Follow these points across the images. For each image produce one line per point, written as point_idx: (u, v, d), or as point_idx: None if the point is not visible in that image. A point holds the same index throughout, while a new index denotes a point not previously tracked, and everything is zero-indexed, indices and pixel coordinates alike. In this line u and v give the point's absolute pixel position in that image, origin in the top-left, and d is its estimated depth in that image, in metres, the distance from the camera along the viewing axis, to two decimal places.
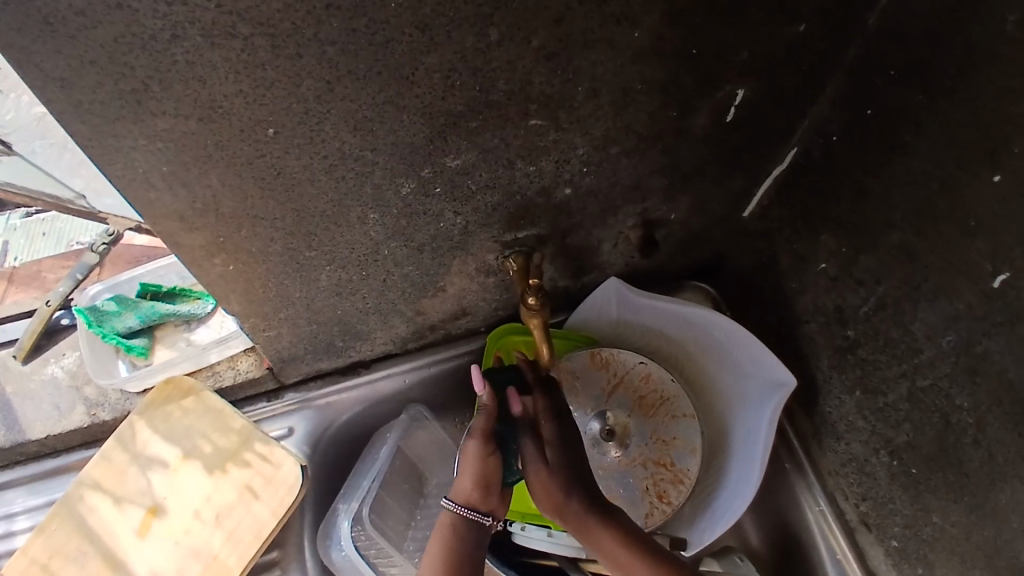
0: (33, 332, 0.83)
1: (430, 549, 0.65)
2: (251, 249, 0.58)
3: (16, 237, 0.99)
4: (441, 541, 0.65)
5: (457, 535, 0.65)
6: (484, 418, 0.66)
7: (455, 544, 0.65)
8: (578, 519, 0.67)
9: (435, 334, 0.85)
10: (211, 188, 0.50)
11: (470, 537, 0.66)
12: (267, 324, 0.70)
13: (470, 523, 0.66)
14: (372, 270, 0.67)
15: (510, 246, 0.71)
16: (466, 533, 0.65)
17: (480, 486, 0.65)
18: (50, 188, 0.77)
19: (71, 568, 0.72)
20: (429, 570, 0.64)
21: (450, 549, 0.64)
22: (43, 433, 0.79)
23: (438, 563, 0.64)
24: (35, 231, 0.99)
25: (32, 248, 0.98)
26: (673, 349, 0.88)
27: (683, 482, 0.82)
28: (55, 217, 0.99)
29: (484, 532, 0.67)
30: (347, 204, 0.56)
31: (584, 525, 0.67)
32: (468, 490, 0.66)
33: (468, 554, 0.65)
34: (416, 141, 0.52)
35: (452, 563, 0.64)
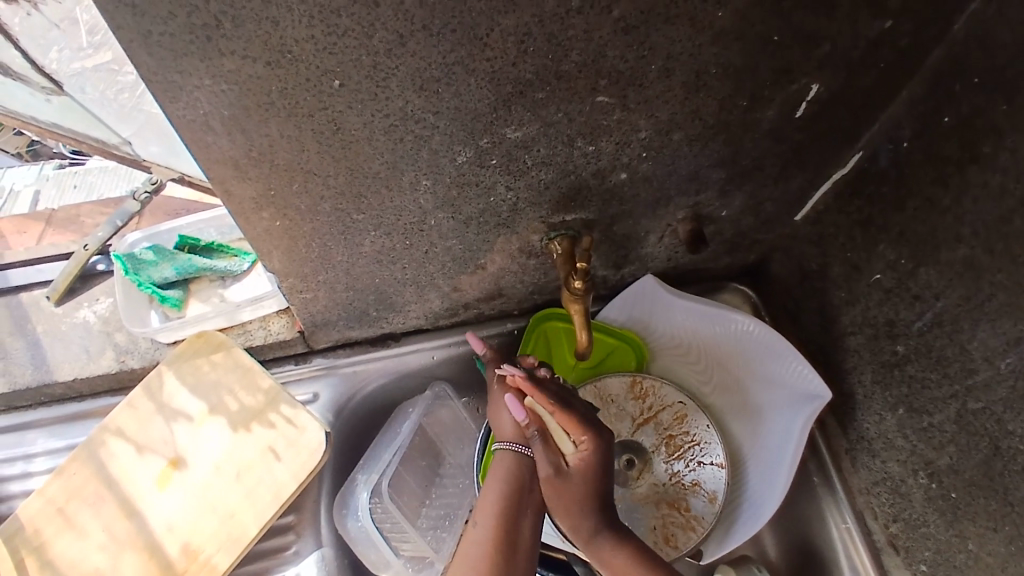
0: (69, 275, 0.83)
1: (488, 485, 0.68)
2: (300, 206, 0.56)
3: (46, 186, 1.04)
4: (495, 477, 0.68)
5: (510, 473, 0.68)
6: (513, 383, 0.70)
7: (508, 483, 0.67)
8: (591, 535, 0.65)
9: (468, 312, 0.84)
10: (269, 137, 0.49)
11: (522, 473, 0.68)
12: (306, 286, 0.69)
13: (517, 454, 0.69)
14: (417, 239, 0.66)
15: (556, 228, 0.70)
16: (518, 471, 0.68)
17: (522, 424, 0.71)
18: (96, 133, 0.76)
19: (88, 511, 0.72)
20: (482, 507, 0.66)
21: (504, 484, 0.67)
22: (70, 376, 0.78)
23: (492, 500, 0.67)
24: (67, 182, 1.04)
25: (63, 198, 1.01)
26: (706, 354, 0.86)
27: (695, 529, 0.78)
28: (87, 171, 1.04)
29: (535, 469, 0.69)
30: (400, 169, 0.55)
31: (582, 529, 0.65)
32: (514, 428, 0.70)
33: (519, 493, 0.67)
34: (480, 108, 0.50)
35: (507, 500, 0.66)
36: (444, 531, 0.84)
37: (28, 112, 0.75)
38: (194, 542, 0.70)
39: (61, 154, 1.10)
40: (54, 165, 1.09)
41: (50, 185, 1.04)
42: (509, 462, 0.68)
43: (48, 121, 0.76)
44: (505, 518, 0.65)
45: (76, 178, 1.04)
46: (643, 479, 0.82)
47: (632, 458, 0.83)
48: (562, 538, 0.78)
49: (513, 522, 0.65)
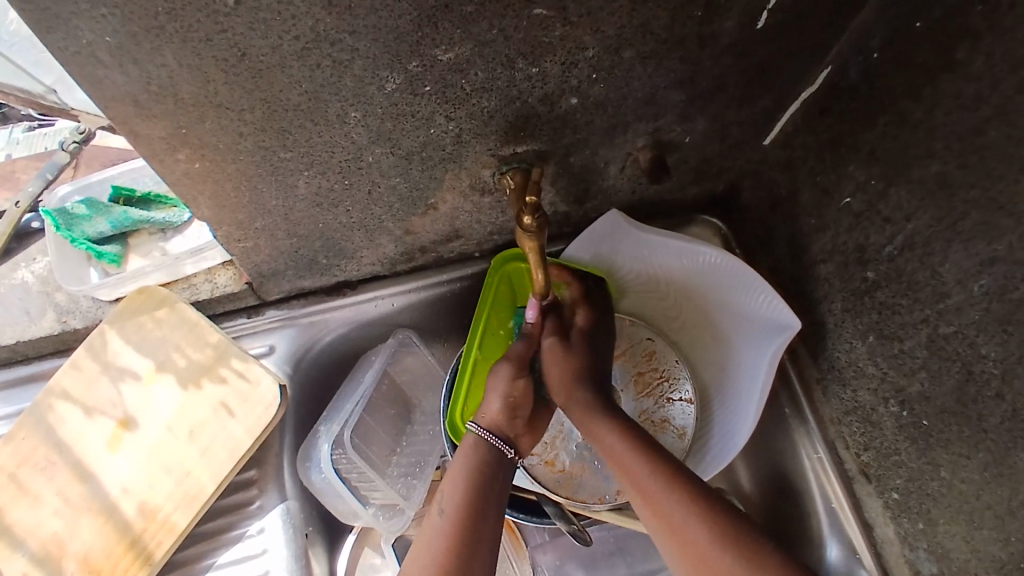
0: (2, 235, 0.77)
1: (450, 472, 0.64)
2: (218, 145, 0.52)
3: (18, 149, 0.90)
4: (459, 465, 0.64)
5: (475, 460, 0.64)
6: (523, 345, 0.72)
7: (475, 471, 0.63)
8: (585, 409, 0.68)
9: (426, 256, 0.80)
10: (166, 68, 0.44)
11: (490, 462, 0.65)
12: (243, 234, 0.65)
13: (492, 448, 0.66)
14: (356, 179, 0.61)
15: (507, 161, 0.66)
16: (489, 453, 0.65)
17: (507, 408, 0.69)
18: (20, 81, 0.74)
19: (40, 477, 0.70)
20: (448, 493, 0.61)
21: (469, 469, 0.63)
22: (13, 339, 0.75)
23: (456, 487, 0.61)
24: (40, 144, 0.91)
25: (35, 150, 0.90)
26: (674, 289, 0.83)
27: None
28: (57, 129, 0.91)
29: (507, 463, 0.66)
30: (324, 99, 0.50)
31: (590, 416, 0.67)
32: (499, 416, 0.68)
33: (484, 482, 0.62)
34: (401, 26, 0.46)
35: (474, 488, 0.61)
36: (416, 479, 0.83)
37: None
38: (151, 503, 0.68)
39: (26, 115, 0.94)
40: (22, 125, 0.93)
41: (22, 150, 0.89)
42: (479, 448, 0.65)
43: None
44: (469, 504, 0.60)
45: (48, 139, 0.90)
46: None
47: None
48: (530, 480, 0.78)
49: (479, 508, 0.60)
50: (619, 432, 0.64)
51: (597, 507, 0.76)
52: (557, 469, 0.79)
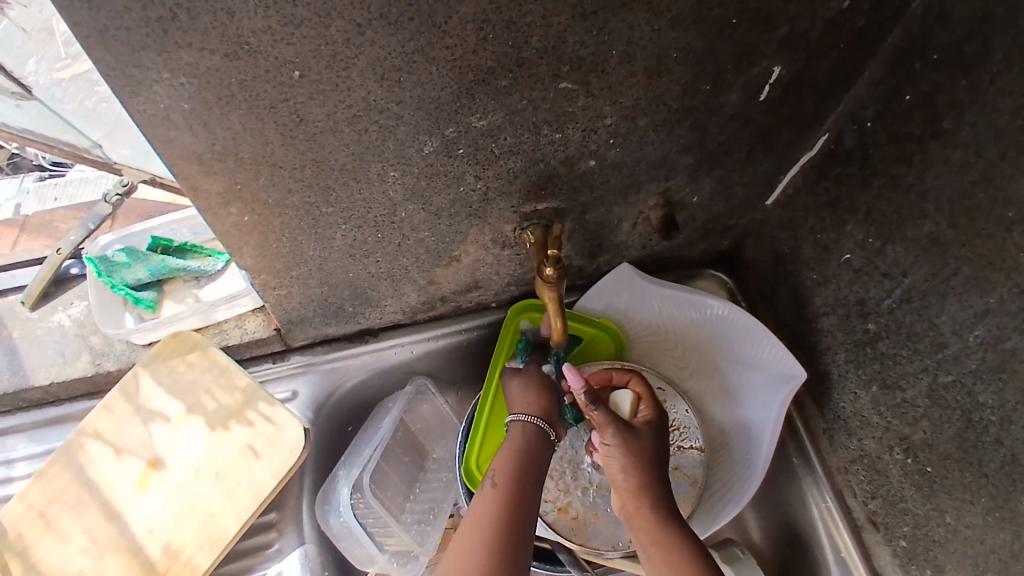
0: (43, 279, 0.81)
1: (501, 454, 0.67)
2: (268, 200, 0.56)
3: (29, 199, 0.93)
4: (509, 448, 0.67)
5: (522, 449, 0.67)
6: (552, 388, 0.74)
7: (522, 452, 0.67)
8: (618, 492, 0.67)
9: (446, 306, 0.84)
10: (231, 131, 0.48)
11: (537, 448, 0.68)
12: (279, 282, 0.69)
13: (537, 432, 0.69)
14: (389, 232, 0.66)
15: (528, 218, 0.70)
16: (537, 438, 0.68)
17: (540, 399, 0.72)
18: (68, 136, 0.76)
19: (69, 516, 0.72)
20: (499, 467, 0.65)
21: (518, 448, 0.67)
22: (47, 380, 0.77)
23: (507, 469, 0.65)
24: (49, 194, 0.93)
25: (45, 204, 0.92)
26: (683, 340, 0.87)
27: None
28: (67, 181, 0.93)
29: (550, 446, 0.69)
30: (367, 159, 0.55)
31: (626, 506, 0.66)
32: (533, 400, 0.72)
33: (531, 466, 0.66)
34: (443, 96, 0.51)
35: (522, 468, 0.65)
36: (429, 525, 0.84)
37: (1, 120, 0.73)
38: (175, 543, 0.70)
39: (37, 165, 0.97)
40: (34, 176, 0.96)
41: (33, 202, 0.92)
42: (526, 435, 0.68)
43: (17, 127, 0.74)
44: (518, 480, 0.64)
45: (58, 189, 0.93)
46: None
47: None
48: (545, 527, 0.78)
49: (522, 495, 0.63)
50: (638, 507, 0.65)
51: (609, 552, 0.78)
52: (570, 517, 0.79)
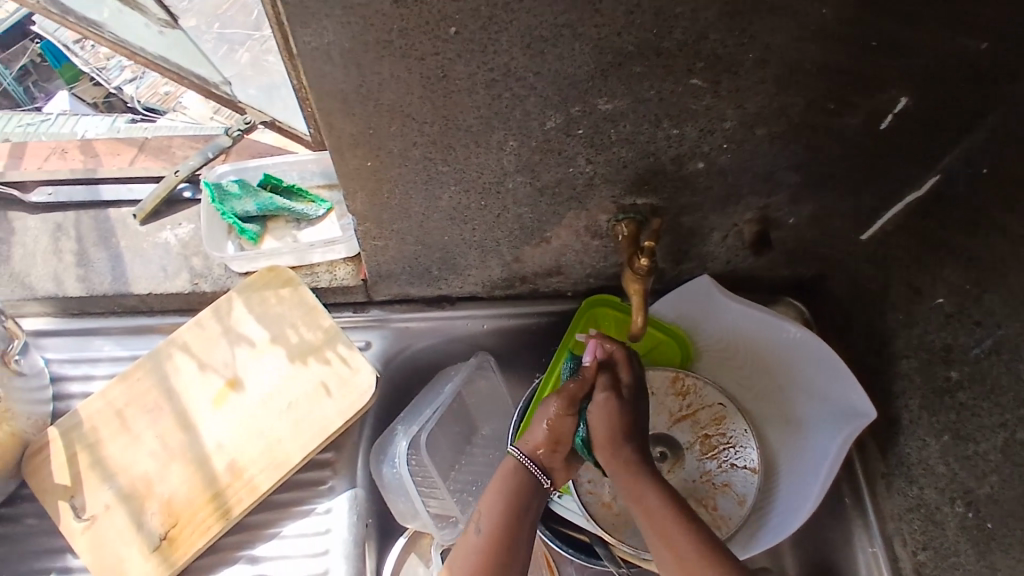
0: (158, 197, 0.84)
1: (490, 492, 0.69)
2: (392, 150, 0.59)
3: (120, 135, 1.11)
4: (498, 487, 0.69)
5: (513, 492, 0.68)
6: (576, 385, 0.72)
7: (511, 496, 0.68)
8: (624, 462, 0.70)
9: (524, 286, 0.86)
10: (380, 76, 0.52)
11: (525, 490, 0.69)
12: (380, 233, 0.72)
13: (529, 476, 0.70)
14: (492, 201, 0.68)
15: (624, 211, 0.72)
16: (526, 481, 0.69)
17: (552, 441, 0.71)
18: (201, 70, 0.83)
19: (146, 418, 0.75)
20: (487, 512, 0.67)
21: (510, 492, 0.68)
22: (145, 290, 0.81)
23: (495, 508, 0.67)
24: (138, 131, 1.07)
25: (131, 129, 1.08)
26: (754, 361, 0.88)
27: (720, 528, 0.80)
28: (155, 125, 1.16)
29: (542, 492, 0.70)
30: (492, 125, 0.57)
31: (631, 471, 0.70)
32: (537, 444, 0.71)
33: (519, 508, 0.68)
34: (579, 74, 0.53)
35: (509, 513, 0.67)
36: (471, 496, 0.84)
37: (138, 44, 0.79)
38: (240, 461, 0.74)
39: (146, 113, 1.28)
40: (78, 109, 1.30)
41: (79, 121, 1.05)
42: (518, 476, 0.70)
43: (153, 54, 0.80)
44: (507, 524, 0.67)
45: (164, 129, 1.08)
46: (674, 473, 0.85)
47: (663, 450, 0.86)
48: (587, 518, 0.79)
49: (510, 539, 0.66)
50: (657, 481, 0.69)
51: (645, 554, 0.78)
52: (612, 512, 0.80)
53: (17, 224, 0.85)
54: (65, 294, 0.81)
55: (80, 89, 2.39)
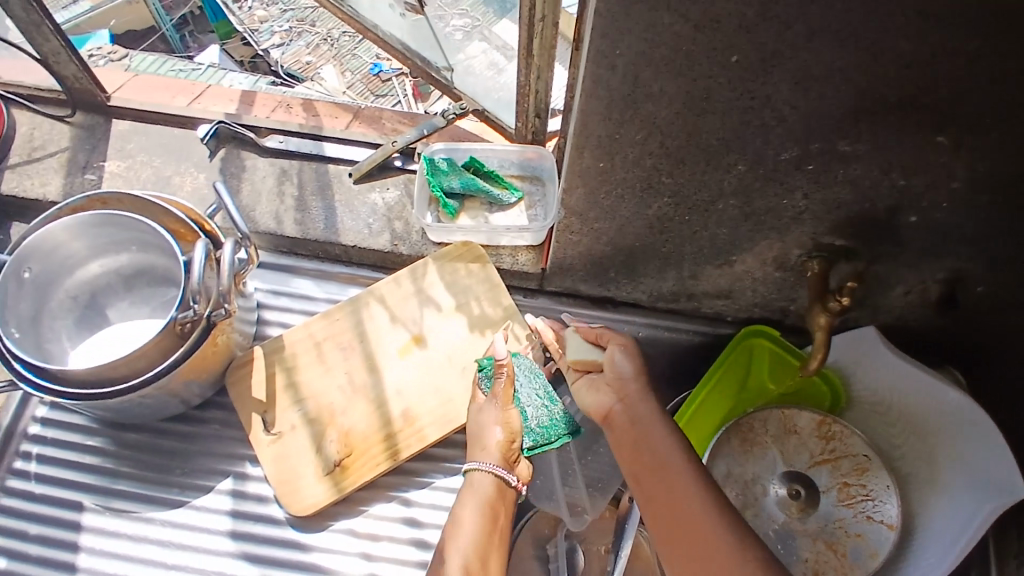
0: (373, 160, 0.93)
1: (458, 516, 0.70)
2: (627, 156, 0.64)
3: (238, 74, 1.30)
4: (468, 508, 0.71)
5: (484, 504, 0.71)
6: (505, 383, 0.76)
7: (480, 516, 0.70)
8: (643, 413, 0.64)
9: (689, 303, 0.90)
10: (650, 90, 0.56)
11: (489, 504, 0.72)
12: (578, 229, 0.77)
13: (498, 486, 0.73)
14: (695, 220, 0.72)
15: (818, 249, 0.74)
16: (492, 497, 0.72)
17: (507, 438, 0.74)
18: (426, 53, 0.95)
19: (339, 355, 0.84)
20: (456, 541, 0.68)
21: (478, 511, 0.70)
22: (351, 242, 0.90)
23: (467, 535, 0.69)
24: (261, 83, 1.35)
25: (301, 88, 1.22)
26: (904, 420, 0.87)
27: None
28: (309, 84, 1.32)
29: (509, 494, 0.73)
30: (730, 148, 0.61)
31: (644, 425, 0.63)
32: (497, 444, 0.74)
33: (490, 528, 0.70)
34: (832, 115, 0.56)
35: (480, 537, 0.69)
36: (602, 490, 0.88)
37: (382, 23, 0.96)
38: (414, 410, 0.81)
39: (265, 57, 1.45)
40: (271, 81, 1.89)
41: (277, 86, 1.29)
42: (486, 488, 0.72)
43: (394, 37, 0.97)
44: (477, 552, 0.68)
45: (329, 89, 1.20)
46: (806, 513, 0.85)
47: (796, 488, 0.86)
48: None
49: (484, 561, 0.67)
50: (669, 440, 0.61)
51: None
52: None
53: (248, 163, 0.96)
54: (283, 234, 0.91)
55: (230, 47, 3.42)
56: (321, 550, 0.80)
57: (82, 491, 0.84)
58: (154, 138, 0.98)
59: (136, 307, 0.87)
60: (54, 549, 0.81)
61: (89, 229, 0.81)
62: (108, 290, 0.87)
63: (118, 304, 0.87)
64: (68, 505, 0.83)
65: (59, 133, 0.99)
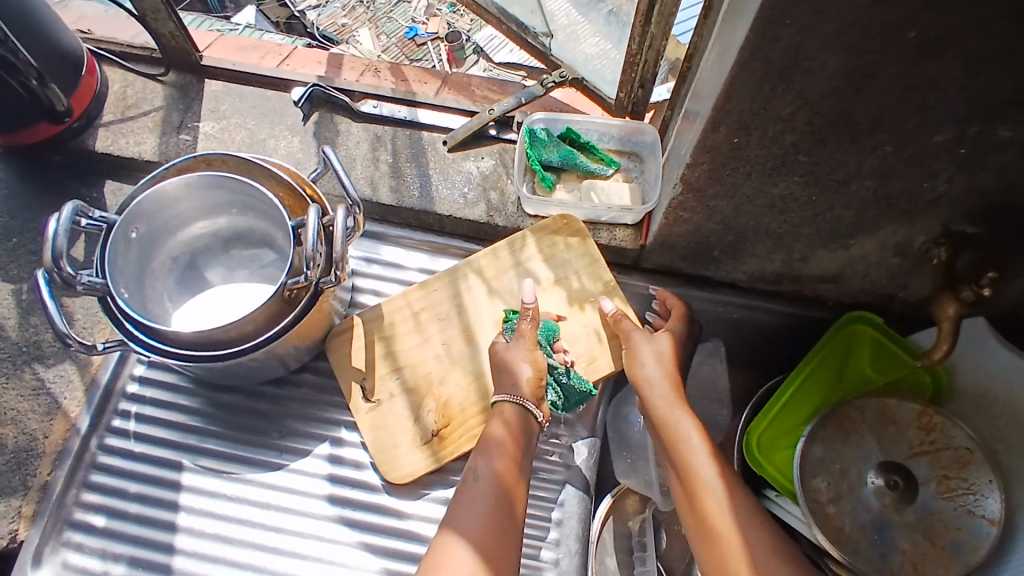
0: (470, 128, 0.92)
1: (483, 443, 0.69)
2: (766, 132, 0.61)
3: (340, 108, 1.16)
4: (493, 434, 0.70)
5: (508, 433, 0.70)
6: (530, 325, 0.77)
7: (506, 443, 0.69)
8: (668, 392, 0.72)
9: (791, 285, 0.88)
10: (809, 65, 0.53)
11: (513, 432, 0.70)
12: (692, 205, 0.75)
13: (523, 416, 0.72)
14: (822, 200, 0.69)
15: (946, 237, 0.71)
16: (518, 425, 0.71)
17: (533, 375, 0.74)
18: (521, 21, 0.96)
19: (438, 325, 0.84)
20: (483, 466, 0.67)
21: (503, 438, 0.70)
22: (447, 212, 0.89)
23: (491, 460, 0.67)
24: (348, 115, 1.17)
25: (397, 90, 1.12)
26: (1009, 412, 0.79)
27: (948, 568, 0.77)
28: None
29: (533, 424, 0.72)
30: (880, 128, 0.58)
31: (669, 408, 0.71)
32: (525, 383, 0.73)
33: (514, 456, 0.68)
34: (1001, 98, 0.53)
35: (508, 462, 0.67)
36: None
37: None
38: None
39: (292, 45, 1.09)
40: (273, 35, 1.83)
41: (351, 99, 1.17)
42: (508, 418, 0.71)
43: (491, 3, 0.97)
44: (504, 475, 0.66)
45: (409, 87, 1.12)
46: (903, 506, 0.80)
47: (894, 480, 0.81)
48: (811, 524, 0.79)
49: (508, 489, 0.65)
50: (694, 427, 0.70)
51: (856, 567, 0.77)
52: (834, 525, 0.81)
53: (342, 127, 0.95)
54: (378, 199, 0.90)
55: None
56: (417, 518, 0.80)
57: (178, 450, 0.84)
58: (246, 100, 0.98)
59: (233, 271, 0.87)
60: (154, 508, 0.82)
61: (196, 189, 0.80)
62: (207, 252, 0.87)
63: (217, 266, 0.87)
64: (166, 465, 0.84)
65: (151, 92, 0.99)
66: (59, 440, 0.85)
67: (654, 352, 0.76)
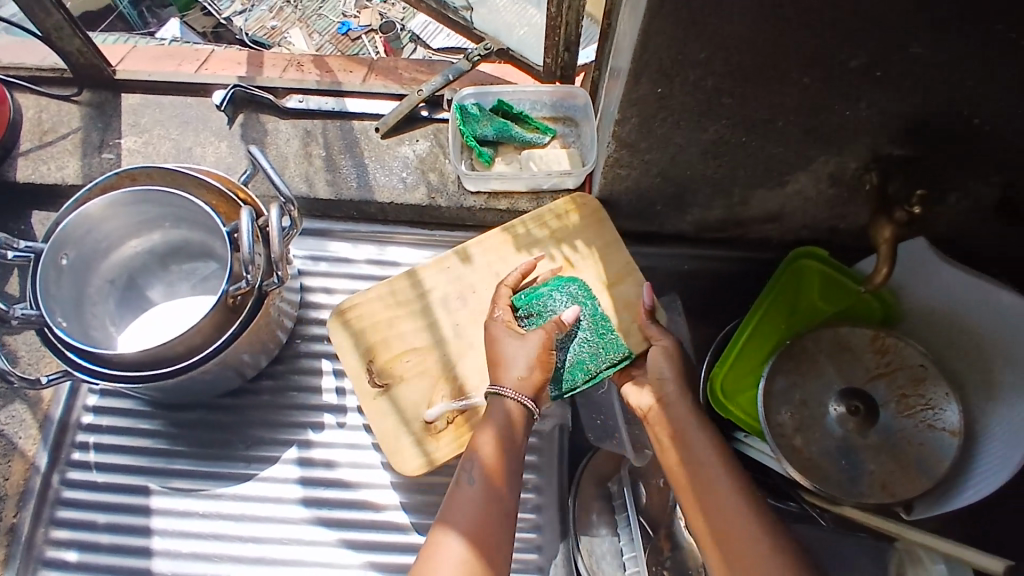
0: (400, 112, 0.90)
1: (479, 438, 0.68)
2: (688, 78, 0.62)
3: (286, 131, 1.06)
4: (489, 429, 0.68)
5: (503, 428, 0.68)
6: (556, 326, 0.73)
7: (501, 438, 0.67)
8: (684, 410, 0.72)
9: (737, 230, 0.89)
10: (718, 5, 0.53)
11: (509, 426, 0.68)
12: (629, 161, 0.75)
13: (522, 410, 0.69)
14: (752, 140, 0.70)
15: (876, 162, 0.72)
16: (513, 419, 0.69)
17: (533, 372, 0.70)
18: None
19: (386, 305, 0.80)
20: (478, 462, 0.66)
21: (499, 433, 0.68)
22: (388, 199, 0.88)
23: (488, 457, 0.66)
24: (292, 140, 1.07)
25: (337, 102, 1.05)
26: (961, 329, 0.83)
27: (916, 482, 0.79)
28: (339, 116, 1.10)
29: (529, 418, 0.70)
30: (796, 60, 0.59)
31: (686, 425, 0.71)
32: (531, 382, 0.70)
33: (510, 455, 0.67)
34: (907, 18, 0.53)
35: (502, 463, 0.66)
36: None
37: None
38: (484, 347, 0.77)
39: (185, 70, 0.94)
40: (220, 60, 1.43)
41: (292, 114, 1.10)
42: (507, 412, 0.69)
43: None
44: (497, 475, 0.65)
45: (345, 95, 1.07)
46: (864, 429, 0.82)
47: (851, 407, 0.82)
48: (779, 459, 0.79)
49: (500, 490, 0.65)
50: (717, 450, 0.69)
51: (826, 494, 0.78)
52: (803, 456, 0.82)
53: (269, 126, 0.93)
54: (316, 195, 0.88)
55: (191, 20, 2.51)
56: (395, 508, 0.80)
57: (143, 475, 0.82)
58: (167, 110, 0.94)
59: (176, 286, 0.84)
60: (125, 536, 0.80)
61: (124, 206, 0.77)
62: (145, 270, 0.84)
63: (158, 283, 0.84)
64: (133, 491, 0.82)
65: (67, 113, 0.95)
66: (19, 480, 0.82)
67: (674, 364, 0.74)
